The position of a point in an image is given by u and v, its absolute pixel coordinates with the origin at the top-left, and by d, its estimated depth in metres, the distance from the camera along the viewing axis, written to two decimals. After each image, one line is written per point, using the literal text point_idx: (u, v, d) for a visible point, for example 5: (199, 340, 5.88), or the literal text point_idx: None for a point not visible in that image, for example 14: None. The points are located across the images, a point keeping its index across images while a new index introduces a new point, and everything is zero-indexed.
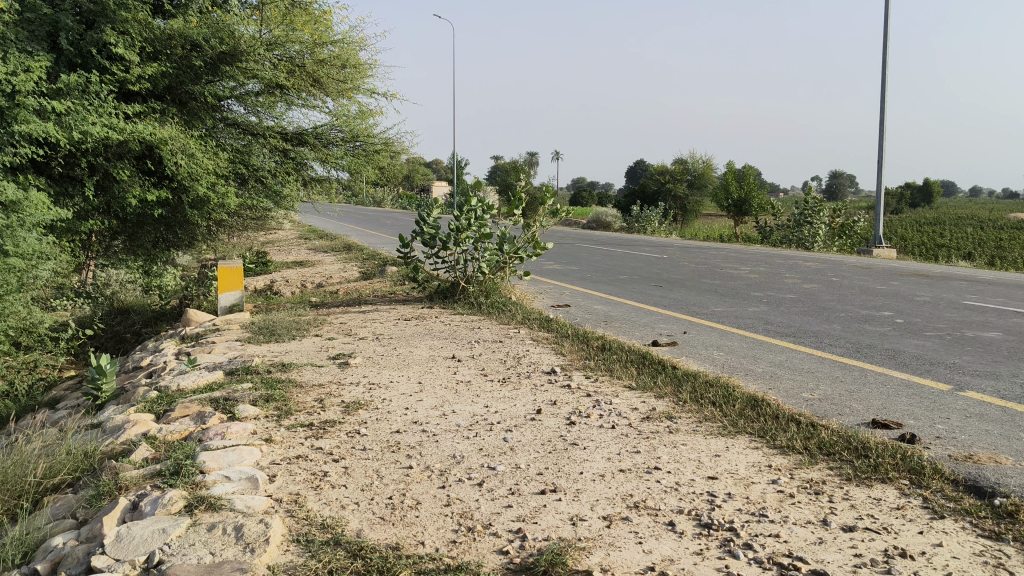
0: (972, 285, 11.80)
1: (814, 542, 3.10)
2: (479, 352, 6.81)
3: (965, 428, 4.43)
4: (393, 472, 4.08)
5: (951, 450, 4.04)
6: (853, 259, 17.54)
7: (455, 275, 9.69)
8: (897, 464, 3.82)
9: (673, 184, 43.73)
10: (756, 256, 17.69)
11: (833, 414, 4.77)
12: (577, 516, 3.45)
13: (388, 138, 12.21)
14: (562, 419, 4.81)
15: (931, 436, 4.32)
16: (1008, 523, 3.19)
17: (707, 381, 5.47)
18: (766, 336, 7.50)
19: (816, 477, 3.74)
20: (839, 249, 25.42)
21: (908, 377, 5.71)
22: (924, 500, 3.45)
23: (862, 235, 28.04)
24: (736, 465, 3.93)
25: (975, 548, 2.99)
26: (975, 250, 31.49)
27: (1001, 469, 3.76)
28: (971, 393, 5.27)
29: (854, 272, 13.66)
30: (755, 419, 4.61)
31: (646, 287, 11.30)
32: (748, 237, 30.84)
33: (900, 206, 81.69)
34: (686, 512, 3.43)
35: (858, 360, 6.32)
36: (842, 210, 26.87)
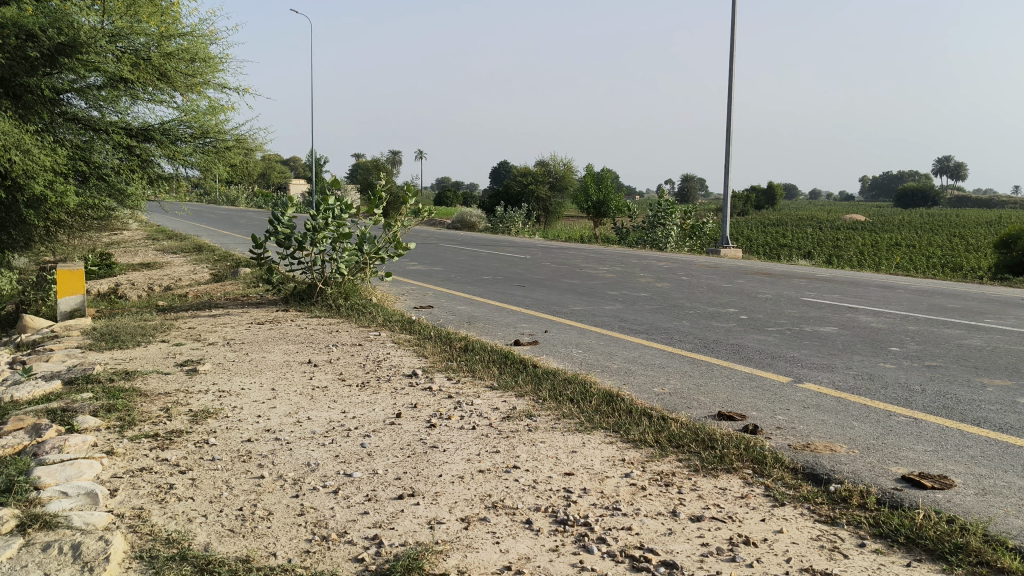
0: (810, 283, 12.48)
1: (665, 533, 3.16)
2: (337, 356, 6.66)
3: (803, 418, 4.66)
4: (244, 482, 3.91)
5: (791, 440, 4.23)
6: (703, 259, 18.27)
7: (312, 277, 9.46)
8: (741, 454, 3.97)
9: (535, 185, 44.34)
10: (613, 257, 18.15)
11: (682, 407, 4.92)
12: (435, 519, 3.40)
13: (241, 135, 11.79)
14: (422, 422, 4.75)
15: (773, 426, 4.51)
16: (842, 508, 3.36)
17: (565, 379, 5.54)
18: (622, 333, 7.67)
19: (667, 469, 3.83)
20: (692, 250, 26.40)
21: (752, 371, 5.96)
22: (766, 488, 3.59)
23: (712, 236, 29.29)
24: (592, 460, 3.98)
25: (812, 533, 3.14)
26: (813, 249, 33.44)
27: (836, 456, 3.97)
28: (809, 384, 5.55)
29: (703, 272, 14.20)
30: (609, 415, 4.69)
31: (507, 288, 11.36)
32: (606, 238, 31.64)
33: (747, 209, 85.81)
34: (543, 510, 3.44)
35: (707, 355, 6.56)
36: (693, 213, 28.01)
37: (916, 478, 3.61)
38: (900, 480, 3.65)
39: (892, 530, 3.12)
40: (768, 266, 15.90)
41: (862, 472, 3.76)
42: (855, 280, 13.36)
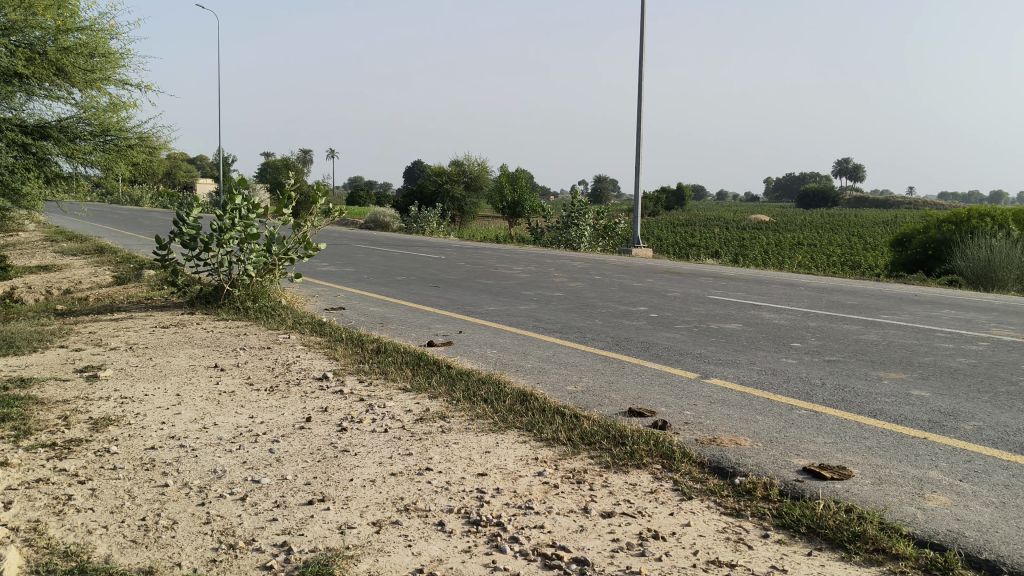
0: (717, 281, 12.77)
1: (576, 530, 3.19)
2: (245, 360, 6.51)
3: (710, 413, 4.77)
4: (147, 491, 3.78)
5: (699, 435, 4.32)
6: (615, 258, 18.52)
7: (219, 279, 9.22)
8: (651, 449, 4.03)
9: (449, 185, 44.24)
10: (527, 257, 18.23)
11: (594, 405, 4.97)
12: (346, 524, 3.36)
13: (144, 133, 11.37)
14: (333, 426, 4.68)
15: (681, 422, 4.59)
16: (747, 500, 3.44)
17: (479, 379, 5.53)
18: (535, 332, 7.70)
19: (579, 467, 3.87)
20: (604, 250, 26.72)
21: (662, 368, 6.07)
22: (674, 482, 3.65)
23: (624, 236, 29.70)
24: (504, 460, 3.99)
25: (718, 526, 3.20)
26: (721, 249, 34.24)
27: (741, 450, 4.07)
28: (716, 380, 5.69)
29: (615, 271, 14.38)
30: (523, 414, 4.71)
31: (420, 288, 11.30)
32: (520, 238, 31.78)
33: (658, 209, 87.35)
34: (455, 511, 3.42)
35: (618, 353, 6.64)
36: (605, 213, 28.37)
37: (816, 469, 3.73)
38: (802, 472, 3.77)
39: (795, 521, 3.21)
40: (676, 266, 15.93)
41: (766, 464, 3.86)
42: (759, 278, 13.73)
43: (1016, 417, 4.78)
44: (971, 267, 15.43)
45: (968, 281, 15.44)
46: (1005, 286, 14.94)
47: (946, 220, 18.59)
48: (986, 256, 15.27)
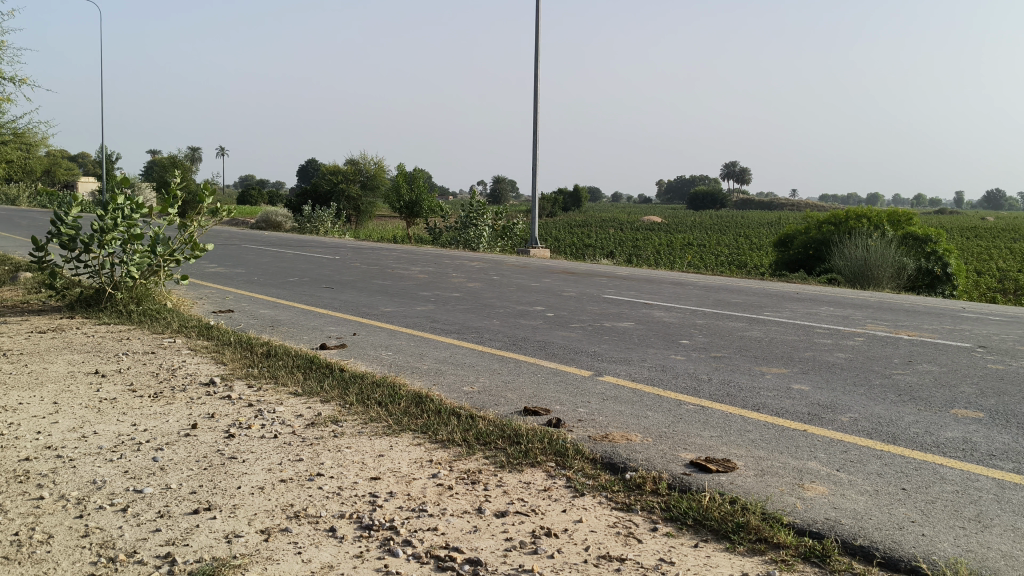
0: (612, 281, 13.00)
1: (470, 531, 3.18)
2: (129, 365, 6.26)
3: (603, 410, 4.84)
4: (20, 505, 3.59)
5: (591, 432, 4.38)
6: (512, 259, 18.63)
7: (100, 281, 8.83)
8: (545, 448, 4.06)
9: (345, 184, 43.65)
10: (424, 257, 18.16)
11: (489, 405, 4.98)
12: (234, 532, 3.26)
13: (19, 129, 10.82)
14: (220, 433, 4.55)
15: (574, 419, 4.65)
16: (637, 495, 3.51)
17: (373, 381, 5.46)
18: (431, 334, 7.67)
19: (473, 467, 3.86)
20: (501, 250, 26.85)
21: (557, 366, 6.13)
22: (567, 480, 3.69)
23: (522, 237, 29.93)
24: (398, 463, 3.95)
25: (609, 521, 3.25)
26: (616, 249, 34.88)
27: (632, 445, 4.14)
28: (609, 377, 5.78)
29: (512, 271, 14.47)
30: (417, 416, 4.68)
31: (315, 290, 11.11)
32: (418, 238, 31.66)
33: (555, 210, 88.35)
34: (347, 516, 3.37)
35: (514, 353, 6.67)
36: (503, 213, 28.52)
37: (703, 463, 3.83)
38: (690, 465, 3.86)
39: (682, 513, 3.29)
40: (571, 266, 16.17)
41: (655, 459, 3.94)
42: (652, 277, 14.04)
43: (888, 408, 5.03)
44: (848, 266, 16.15)
45: (845, 279, 16.15)
46: (879, 283, 15.70)
47: (825, 221, 19.42)
48: (862, 255, 16.02)
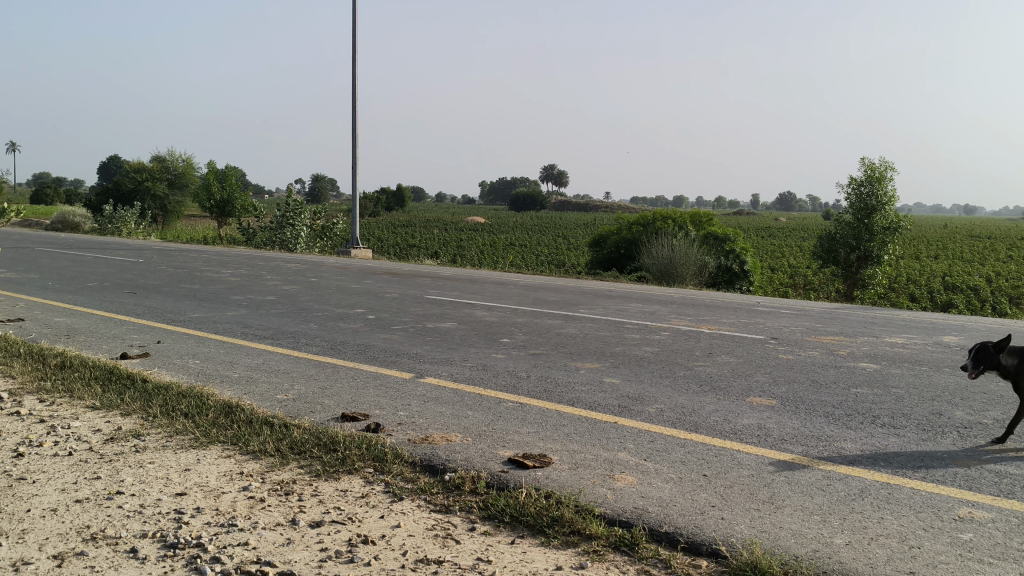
0: (433, 281, 13.03)
1: (283, 543, 3.09)
2: None
3: (422, 413, 4.83)
4: None
5: (411, 435, 4.36)
6: (331, 260, 18.32)
7: None
8: (362, 454, 4.00)
9: (150, 182, 41.37)
10: (238, 258, 17.52)
11: (305, 412, 4.85)
12: (22, 559, 3.01)
13: None
14: (6, 453, 4.19)
15: (393, 423, 4.61)
16: (456, 496, 3.52)
17: (180, 392, 5.20)
18: (245, 340, 7.39)
19: (287, 478, 3.75)
20: (320, 251, 26.36)
21: (376, 370, 6.06)
22: (385, 485, 3.66)
23: (342, 237, 29.49)
24: (206, 477, 3.78)
25: (427, 524, 3.24)
26: (438, 249, 34.98)
27: (451, 446, 4.16)
28: (429, 379, 5.77)
29: (331, 273, 14.22)
30: (228, 427, 4.49)
31: (118, 295, 10.47)
32: (233, 239, 30.59)
33: (376, 210, 87.45)
34: (150, 535, 3.19)
35: (331, 358, 6.54)
36: (321, 213, 28.00)
37: (520, 460, 3.89)
38: (507, 462, 3.92)
39: (499, 511, 3.33)
40: (392, 266, 16.10)
41: (474, 458, 3.97)
42: (472, 277, 14.20)
43: (692, 398, 5.30)
44: (656, 264, 16.95)
45: (653, 277, 16.93)
46: (684, 281, 16.56)
47: (635, 222, 20.28)
48: (668, 255, 16.84)
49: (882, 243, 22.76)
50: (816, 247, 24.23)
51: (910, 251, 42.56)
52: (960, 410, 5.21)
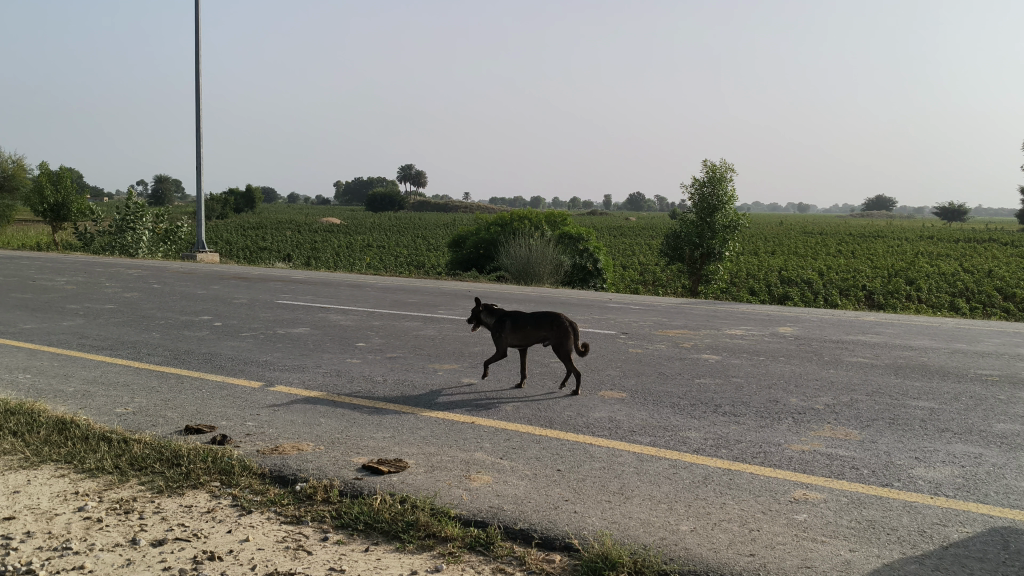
0: (284, 285, 12.74)
1: (123, 565, 2.94)
2: None
3: (272, 422, 4.70)
4: None
5: (260, 445, 4.24)
6: (175, 264, 17.59)
7: None
8: (208, 467, 3.86)
9: None
10: (74, 264, 16.55)
11: (146, 426, 4.63)
12: None
13: None
14: None
15: (241, 434, 4.47)
16: (308, 506, 3.44)
17: (7, 410, 4.86)
18: (80, 351, 6.99)
19: (126, 496, 3.57)
20: (164, 255, 25.28)
21: (223, 379, 5.86)
22: (233, 498, 3.54)
23: (188, 240, 28.39)
24: (37, 499, 3.55)
25: (277, 536, 3.15)
26: (292, 251, 34.21)
27: (302, 455, 4.06)
28: (280, 387, 5.63)
29: (176, 278, 13.66)
30: (61, 445, 4.23)
31: None
32: (69, 243, 28.94)
33: (227, 213, 84.59)
34: None
35: (175, 368, 6.28)
36: (164, 216, 26.87)
37: (374, 466, 3.85)
38: (361, 469, 3.86)
39: (353, 519, 3.28)
40: (243, 270, 15.64)
41: (327, 466, 3.90)
42: (325, 279, 13.97)
43: (547, 395, 5.40)
44: (513, 263, 17.17)
45: (511, 276, 17.16)
46: (541, 280, 16.86)
47: (492, 222, 20.45)
48: (525, 253, 17.10)
49: (723, 240, 23.82)
50: (662, 245, 25.12)
51: (750, 247, 44.82)
52: (794, 396, 5.52)
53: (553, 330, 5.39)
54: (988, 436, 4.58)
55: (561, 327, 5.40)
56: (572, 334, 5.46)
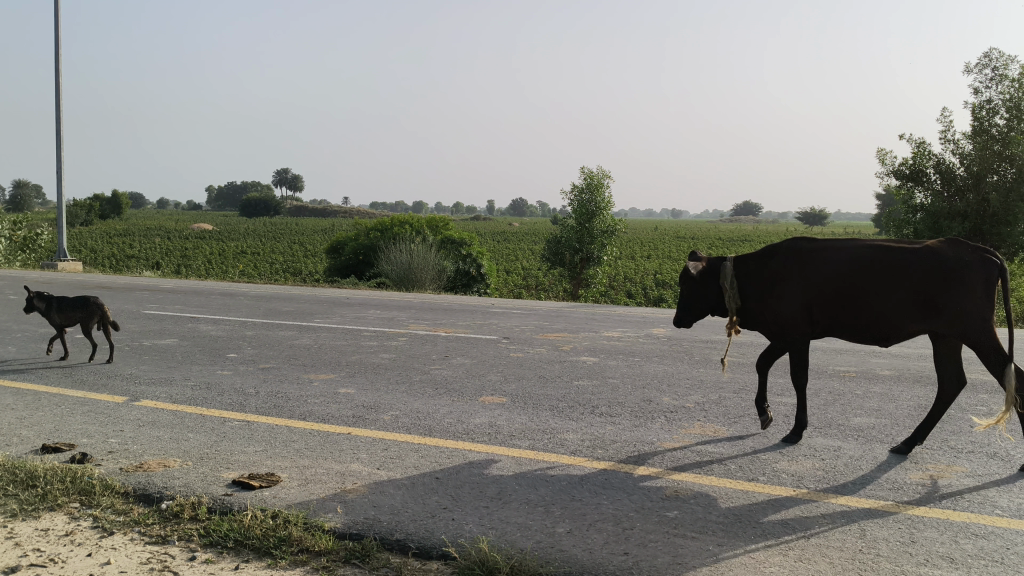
0: (153, 294, 12.28)
1: None
2: None
3: (137, 438, 4.52)
4: None
5: (123, 463, 4.07)
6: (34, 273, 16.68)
7: None
8: (66, 487, 3.68)
9: None
10: None
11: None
12: None
13: None
14: None
15: (103, 452, 4.28)
16: (175, 525, 3.33)
17: None
18: None
19: None
20: (23, 264, 23.96)
21: (85, 395, 5.60)
22: (93, 519, 3.38)
23: (48, 249, 27.02)
24: None
25: (141, 557, 3.03)
26: (163, 259, 32.97)
27: (169, 472, 3.93)
28: (145, 401, 5.42)
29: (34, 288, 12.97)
30: None
31: None
32: None
33: (93, 219, 80.91)
34: None
35: (31, 384, 5.95)
36: (22, 223, 25.47)
37: (245, 480, 3.75)
38: (232, 485, 3.76)
39: (222, 536, 3.19)
40: (108, 280, 14.98)
41: (195, 483, 3.78)
42: (198, 288, 13.54)
43: (426, 402, 5.38)
44: (394, 269, 17.06)
45: (392, 282, 17.06)
46: (422, 286, 16.81)
47: (373, 228, 20.26)
48: (406, 259, 17.03)
49: (601, 245, 24.34)
50: (544, 250, 25.42)
51: (627, 252, 46.14)
52: (667, 395, 5.68)
53: (87, 311, 6.83)
54: (845, 429, 4.84)
55: (93, 307, 6.85)
56: (104, 313, 6.92)
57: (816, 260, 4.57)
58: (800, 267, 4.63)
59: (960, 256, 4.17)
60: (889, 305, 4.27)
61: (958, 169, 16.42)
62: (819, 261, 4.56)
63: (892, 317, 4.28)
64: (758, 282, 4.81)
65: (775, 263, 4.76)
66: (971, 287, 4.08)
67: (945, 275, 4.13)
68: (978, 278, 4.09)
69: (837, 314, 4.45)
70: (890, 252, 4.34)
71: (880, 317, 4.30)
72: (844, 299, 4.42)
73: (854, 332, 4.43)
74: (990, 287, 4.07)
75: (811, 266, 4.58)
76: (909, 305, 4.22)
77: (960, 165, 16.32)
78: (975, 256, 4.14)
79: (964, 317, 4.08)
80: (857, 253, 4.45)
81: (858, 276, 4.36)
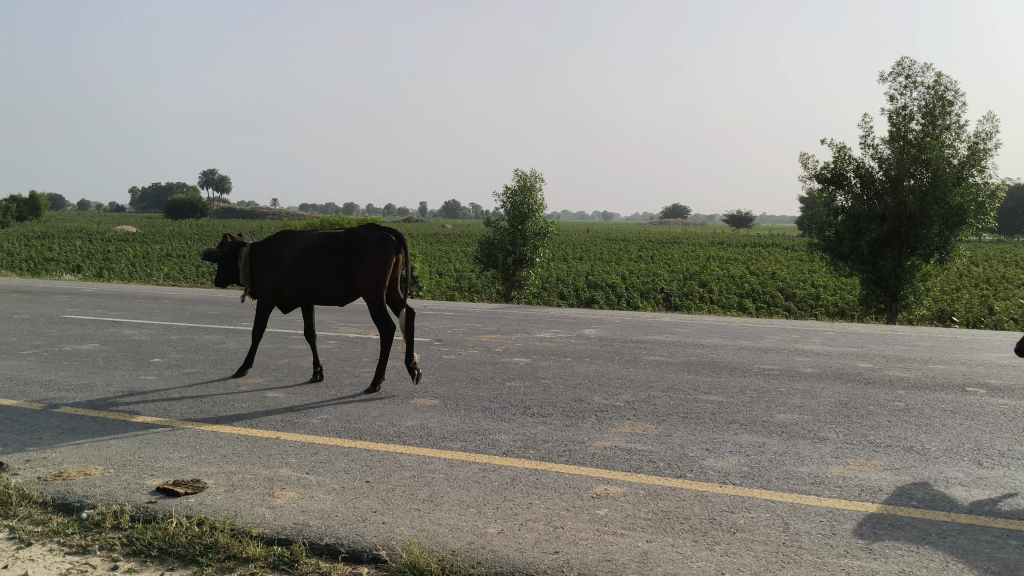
0: (72, 298, 11.92)
1: None
2: None
3: (55, 446, 4.39)
4: None
5: (41, 472, 3.95)
6: None
7: None
8: None
9: None
10: None
11: None
12: None
13: None
14: None
15: (19, 461, 4.15)
16: (95, 534, 3.24)
17: None
18: None
19: None
20: None
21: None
22: (10, 530, 3.27)
23: None
24: None
25: (60, 569, 2.95)
26: (83, 261, 32.23)
27: (90, 480, 3.83)
28: (64, 408, 5.26)
29: None
30: None
31: None
32: None
33: (9, 220, 78.53)
34: None
35: None
36: None
37: (168, 487, 3.68)
38: (156, 492, 3.68)
39: (145, 545, 3.11)
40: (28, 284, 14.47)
41: (117, 490, 3.69)
42: (123, 292, 13.19)
43: (355, 406, 5.35)
44: None
45: None
46: None
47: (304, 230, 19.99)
48: None
49: (534, 247, 24.46)
50: (476, 252, 25.37)
51: (557, 254, 46.82)
52: (596, 395, 5.75)
53: None
54: (770, 426, 4.95)
55: None
56: None
57: (287, 244, 6.35)
58: (280, 250, 6.41)
59: (366, 236, 6.16)
60: (327, 276, 6.18)
61: (877, 172, 16.87)
62: (294, 246, 6.36)
63: (331, 284, 6.17)
64: (255, 261, 6.58)
65: (267, 249, 6.52)
66: (371, 258, 6.09)
67: (356, 253, 6.12)
68: (377, 252, 6.11)
69: (301, 285, 6.28)
70: (327, 239, 6.23)
71: (321, 285, 6.19)
72: (300, 271, 6.27)
73: (316, 299, 6.29)
74: (384, 256, 6.12)
75: (287, 251, 6.36)
76: (340, 275, 6.16)
77: (879, 169, 16.79)
78: (373, 237, 6.14)
79: (367, 284, 6.09)
80: (308, 240, 6.31)
81: (308, 257, 6.25)
